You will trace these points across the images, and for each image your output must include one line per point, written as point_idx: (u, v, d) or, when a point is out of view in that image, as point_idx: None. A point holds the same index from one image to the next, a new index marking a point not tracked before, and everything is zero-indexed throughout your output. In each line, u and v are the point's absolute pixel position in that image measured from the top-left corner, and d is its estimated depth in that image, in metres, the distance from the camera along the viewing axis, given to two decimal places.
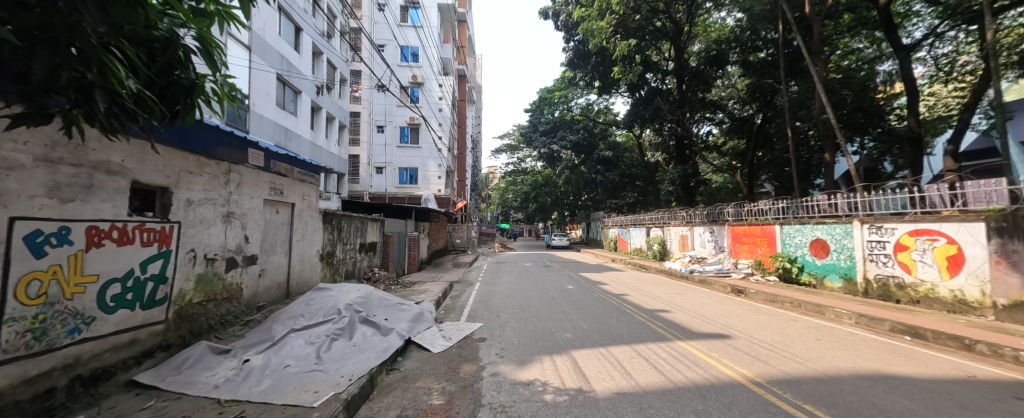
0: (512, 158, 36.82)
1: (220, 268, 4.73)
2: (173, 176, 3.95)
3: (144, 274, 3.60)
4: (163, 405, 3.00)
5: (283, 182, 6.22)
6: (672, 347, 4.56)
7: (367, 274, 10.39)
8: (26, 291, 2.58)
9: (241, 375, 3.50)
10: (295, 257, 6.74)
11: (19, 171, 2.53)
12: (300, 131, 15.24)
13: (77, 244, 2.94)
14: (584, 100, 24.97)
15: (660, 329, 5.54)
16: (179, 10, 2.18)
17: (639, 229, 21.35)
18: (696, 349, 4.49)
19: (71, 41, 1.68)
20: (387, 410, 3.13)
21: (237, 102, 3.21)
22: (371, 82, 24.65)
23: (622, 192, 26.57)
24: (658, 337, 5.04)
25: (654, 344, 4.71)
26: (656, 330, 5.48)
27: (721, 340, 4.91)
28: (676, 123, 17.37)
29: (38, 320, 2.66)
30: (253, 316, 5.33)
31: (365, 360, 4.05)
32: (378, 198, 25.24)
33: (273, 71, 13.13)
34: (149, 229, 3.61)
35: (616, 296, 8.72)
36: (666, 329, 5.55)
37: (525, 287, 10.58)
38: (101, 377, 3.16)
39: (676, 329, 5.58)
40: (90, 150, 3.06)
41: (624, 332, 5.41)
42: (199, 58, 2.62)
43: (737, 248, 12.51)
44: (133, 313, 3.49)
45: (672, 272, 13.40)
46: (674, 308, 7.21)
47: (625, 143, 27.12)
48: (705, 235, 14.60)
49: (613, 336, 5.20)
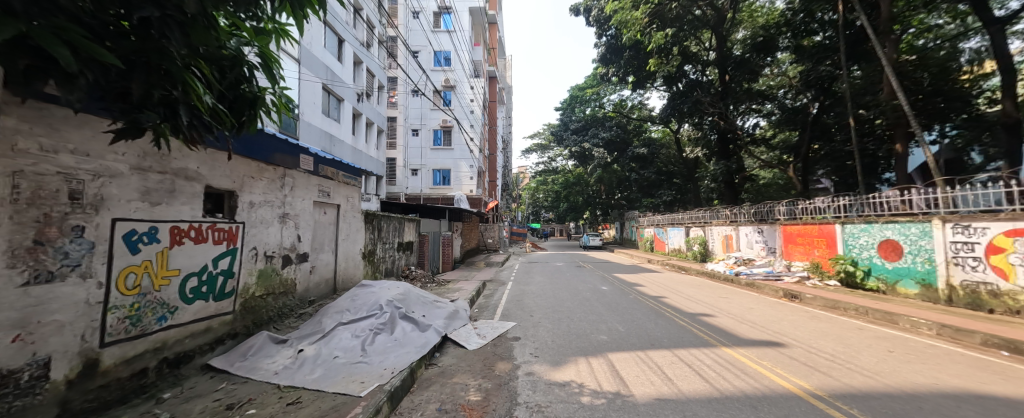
0: (543, 157, 36.50)
1: (277, 264, 5.15)
2: (238, 180, 4.35)
3: (216, 269, 4.00)
4: (233, 387, 3.35)
5: (330, 185, 6.64)
6: (718, 354, 4.34)
7: (404, 271, 10.84)
8: (125, 282, 2.97)
9: (297, 363, 3.80)
10: (340, 255, 7.16)
11: (119, 178, 2.91)
12: (343, 136, 16.14)
13: (163, 241, 3.33)
14: (617, 96, 24.32)
15: (705, 335, 5.27)
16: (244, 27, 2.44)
17: (677, 229, 20.38)
18: (746, 357, 4.24)
19: (160, 63, 1.93)
20: (427, 404, 3.27)
21: (293, 111, 3.51)
22: (407, 87, 25.60)
23: (659, 191, 25.57)
24: (701, 343, 4.82)
25: (698, 350, 4.51)
26: (700, 336, 5.22)
27: (773, 348, 4.59)
28: (718, 116, 16.48)
29: (134, 308, 3.05)
30: (305, 309, 5.74)
31: (405, 355, 4.23)
32: (414, 199, 26.13)
33: (319, 81, 14.01)
34: (219, 228, 4.01)
35: (653, 298, 8.44)
36: (711, 334, 5.29)
37: (557, 287, 10.53)
38: (181, 360, 3.55)
39: (723, 334, 5.29)
40: (173, 158, 3.45)
41: (663, 335, 5.25)
42: (259, 72, 2.88)
43: (790, 250, 11.65)
44: (207, 304, 3.88)
45: (715, 274, 12.72)
46: (719, 312, 6.87)
47: (661, 139, 26.04)
48: (752, 235, 13.73)
49: (651, 339, 5.05)
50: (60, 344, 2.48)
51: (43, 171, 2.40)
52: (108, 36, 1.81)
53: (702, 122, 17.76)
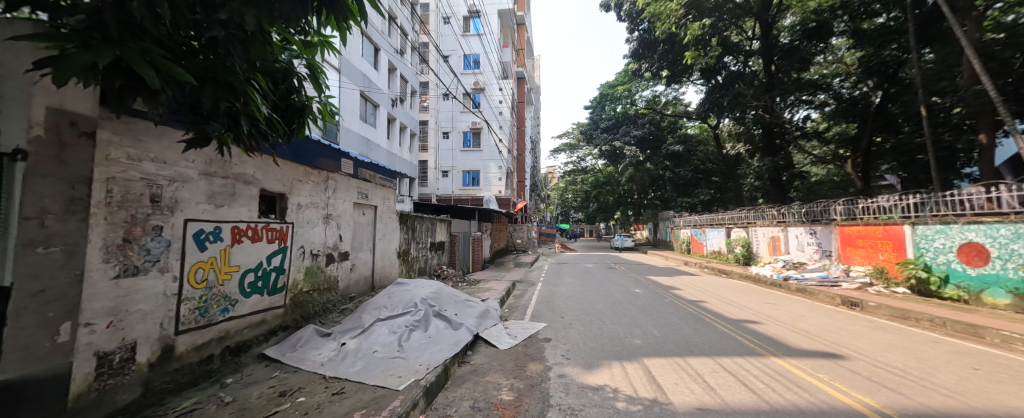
0: (572, 157, 35.94)
1: (321, 262, 5.46)
2: (288, 184, 4.67)
3: (269, 265, 4.31)
4: (285, 376, 3.62)
5: (368, 187, 6.96)
6: (766, 364, 4.10)
7: (436, 270, 11.13)
8: (195, 276, 3.29)
9: (340, 356, 4.04)
10: (378, 254, 7.48)
11: (189, 183, 3.22)
12: (379, 140, 16.82)
13: (225, 240, 3.64)
14: (650, 92, 23.58)
15: (751, 343, 4.99)
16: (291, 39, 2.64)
17: (717, 231, 19.36)
18: (798, 368, 3.98)
19: (226, 78, 2.14)
20: (460, 401, 3.36)
21: (336, 117, 3.73)
22: (438, 91, 26.21)
23: (696, 190, 24.51)
24: (746, 352, 4.57)
25: (743, 359, 4.29)
26: (745, 343, 4.96)
27: (829, 360, 4.27)
28: (763, 109, 15.49)
29: (202, 300, 3.37)
30: (346, 305, 6.05)
31: (439, 352, 4.35)
32: (445, 200, 26.74)
33: (357, 88, 14.72)
34: (271, 228, 4.31)
35: (691, 302, 8.11)
36: (758, 343, 5.01)
37: (588, 288, 10.37)
38: (241, 349, 3.88)
39: (771, 343, 4.99)
40: (234, 165, 3.76)
41: (703, 342, 5.04)
42: (307, 82, 3.11)
43: (849, 253, 10.76)
44: (262, 298, 4.19)
45: (760, 279, 11.98)
46: (766, 319, 6.49)
47: (698, 135, 24.93)
48: (803, 236, 12.82)
49: (690, 346, 4.87)
50: (143, 331, 2.81)
51: (130, 177, 2.71)
52: (184, 55, 2.03)
53: (745, 117, 16.78)
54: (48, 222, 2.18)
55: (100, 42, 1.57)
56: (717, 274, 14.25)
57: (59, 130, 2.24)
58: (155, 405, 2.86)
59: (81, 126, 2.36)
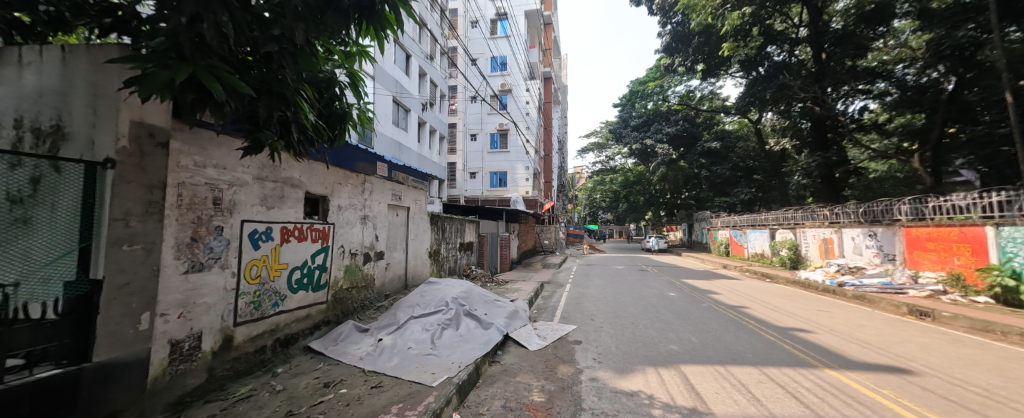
0: (600, 157, 35.19)
1: (359, 261, 5.72)
2: (329, 186, 4.93)
3: (313, 263, 4.57)
4: (329, 368, 3.84)
5: (401, 189, 7.20)
6: (819, 377, 3.84)
7: (465, 270, 11.32)
8: (249, 273, 3.56)
9: (377, 351, 4.22)
10: (410, 253, 7.72)
11: (245, 187, 3.49)
12: (409, 143, 17.33)
13: (276, 239, 3.90)
14: (683, 88, 22.78)
15: (801, 353, 4.69)
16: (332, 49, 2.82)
17: (760, 232, 18.30)
18: (859, 383, 3.70)
19: (279, 90, 2.32)
20: (492, 400, 3.42)
21: (373, 123, 3.91)
22: (467, 93, 26.63)
23: (734, 189, 23.30)
24: (797, 363, 4.30)
25: (793, 370, 4.05)
26: (794, 354, 4.66)
27: (896, 376, 3.91)
28: (813, 101, 14.45)
29: (256, 295, 3.64)
30: (382, 302, 6.30)
31: (470, 351, 4.44)
32: (473, 201, 27.13)
33: (389, 94, 15.25)
34: (315, 228, 4.57)
35: (731, 308, 7.72)
36: (809, 353, 4.69)
37: (618, 291, 10.15)
38: (290, 341, 4.15)
39: (825, 354, 4.66)
40: (282, 169, 4.03)
41: (746, 350, 4.80)
42: (348, 90, 3.29)
43: (919, 258, 9.84)
44: (307, 294, 4.46)
45: (810, 284, 11.18)
46: (817, 328, 6.06)
47: (737, 131, 23.72)
48: (862, 238, 11.85)
49: (732, 354, 4.65)
50: (208, 322, 3.09)
51: (196, 182, 2.98)
52: (242, 70, 2.23)
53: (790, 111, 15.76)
54: (131, 223, 2.45)
55: (176, 61, 1.76)
56: (760, 278, 13.46)
57: (140, 142, 2.51)
58: (216, 389, 3.14)
59: (157, 137, 2.62)
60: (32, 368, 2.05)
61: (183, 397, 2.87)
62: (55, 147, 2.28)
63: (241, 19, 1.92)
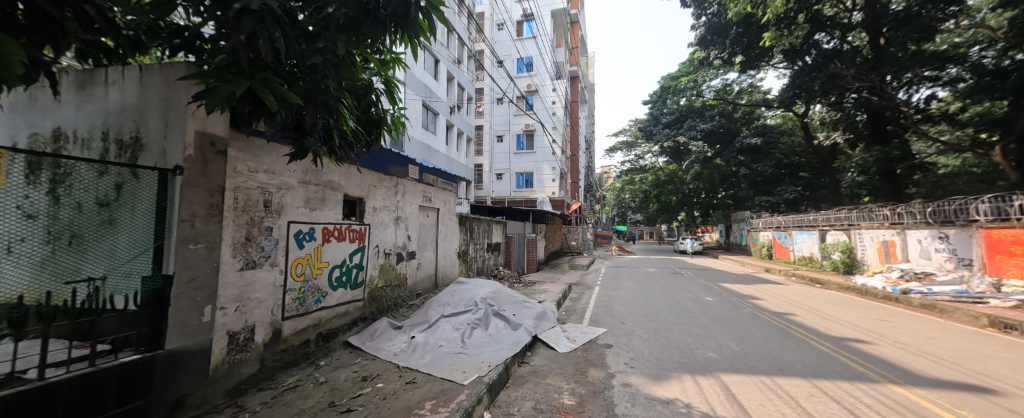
0: (629, 155, 34.27)
1: (393, 260, 5.92)
2: (365, 189, 5.15)
3: (351, 262, 4.79)
4: (366, 363, 4.02)
5: (431, 190, 7.39)
6: (880, 393, 3.56)
7: (493, 271, 11.43)
8: (295, 270, 3.79)
9: (411, 348, 4.37)
10: (440, 254, 7.90)
11: (291, 190, 3.73)
12: (438, 146, 17.69)
13: (318, 239, 4.13)
14: (719, 82, 21.81)
15: (858, 366, 4.36)
16: (369, 58, 2.97)
17: (807, 233, 17.12)
18: (928, 401, 3.39)
19: (324, 99, 2.47)
20: (522, 401, 3.44)
21: (407, 128, 4.07)
22: (494, 95, 26.84)
23: (778, 187, 21.91)
24: (853, 377, 4.00)
25: (850, 385, 3.77)
26: (849, 367, 4.33)
27: (974, 395, 3.54)
28: (871, 90, 13.49)
29: (301, 291, 3.87)
30: (414, 301, 6.50)
31: (500, 350, 4.49)
32: (500, 202, 27.32)
33: (419, 98, 15.66)
34: (352, 229, 4.78)
35: (776, 315, 7.28)
36: (868, 366, 4.35)
37: (649, 294, 9.86)
38: (331, 335, 4.38)
39: (886, 368, 4.31)
40: (324, 173, 4.26)
41: (794, 361, 4.53)
42: (384, 97, 3.45)
43: (1003, 264, 8.82)
44: (346, 291, 4.68)
45: (868, 291, 10.31)
46: (877, 339, 5.61)
47: (780, 125, 22.38)
48: (932, 242, 10.79)
49: (778, 363, 4.40)
50: (261, 316, 3.33)
51: (250, 187, 3.23)
52: (292, 81, 2.40)
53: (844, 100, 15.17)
54: (197, 224, 2.68)
55: (235, 76, 1.94)
56: (808, 284, 12.58)
57: (203, 150, 2.72)
58: (268, 379, 3.38)
59: (218, 145, 2.83)
60: (117, 352, 2.33)
61: (239, 384, 3.11)
62: (135, 155, 2.66)
63: (291, 33, 2.03)
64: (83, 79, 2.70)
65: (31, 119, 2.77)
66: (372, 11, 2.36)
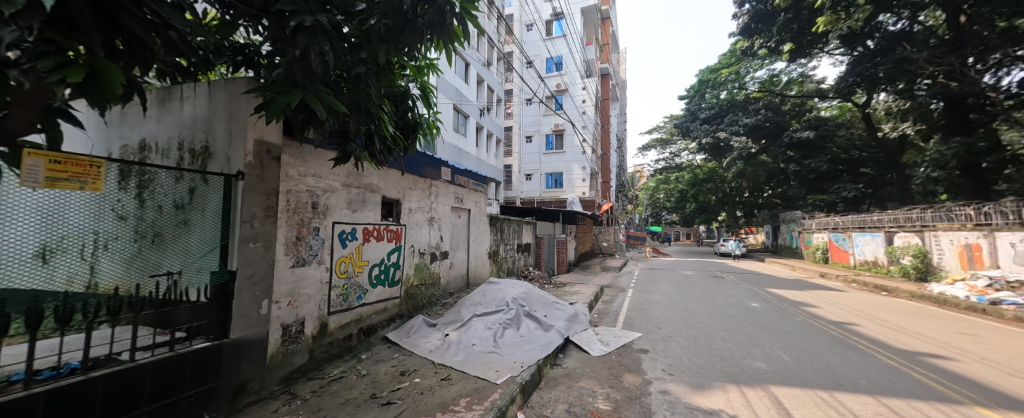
0: (663, 153, 33.03)
1: (427, 260, 6.12)
2: (401, 191, 5.36)
3: (389, 261, 5.00)
4: (404, 358, 4.19)
5: (463, 192, 7.54)
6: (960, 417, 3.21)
7: (523, 271, 11.47)
8: (340, 268, 4.02)
9: (445, 346, 4.51)
10: (472, 254, 8.06)
11: (336, 193, 3.96)
12: (468, 148, 18.00)
13: (359, 239, 4.34)
14: (765, 72, 20.54)
15: (937, 385, 3.95)
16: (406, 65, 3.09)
17: (873, 236, 15.44)
18: None
19: (366, 105, 2.62)
20: (555, 403, 3.45)
21: (440, 131, 4.19)
22: (523, 95, 26.98)
23: (834, 185, 20.27)
24: (927, 396, 3.65)
25: (925, 405, 3.43)
26: (925, 385, 3.93)
27: None
28: (949, 73, 12.28)
29: (344, 288, 4.09)
30: (447, 299, 6.67)
31: (532, 351, 4.51)
32: (530, 203, 27.33)
33: (450, 102, 16.02)
34: (390, 229, 4.99)
35: (835, 325, 6.73)
36: (946, 385, 3.94)
37: (688, 298, 9.49)
38: (371, 331, 4.60)
39: (968, 388, 3.89)
40: (364, 177, 4.48)
41: (856, 375, 4.19)
42: (419, 102, 3.58)
43: None
44: (384, 288, 4.89)
45: (947, 301, 9.25)
46: (955, 355, 5.05)
47: (836, 117, 20.77)
48: None
49: (837, 378, 4.10)
50: (310, 310, 3.58)
51: (300, 190, 3.47)
52: (339, 91, 2.57)
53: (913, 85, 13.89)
54: (256, 225, 2.93)
55: (290, 88, 2.11)
56: (874, 291, 11.52)
57: (260, 156, 2.96)
58: (316, 369, 3.62)
59: (273, 152, 3.07)
60: (191, 339, 2.60)
61: (292, 373, 3.36)
62: (204, 162, 2.96)
63: (338, 47, 2.19)
64: (163, 96, 3.09)
65: (123, 133, 3.25)
66: (410, 19, 2.46)
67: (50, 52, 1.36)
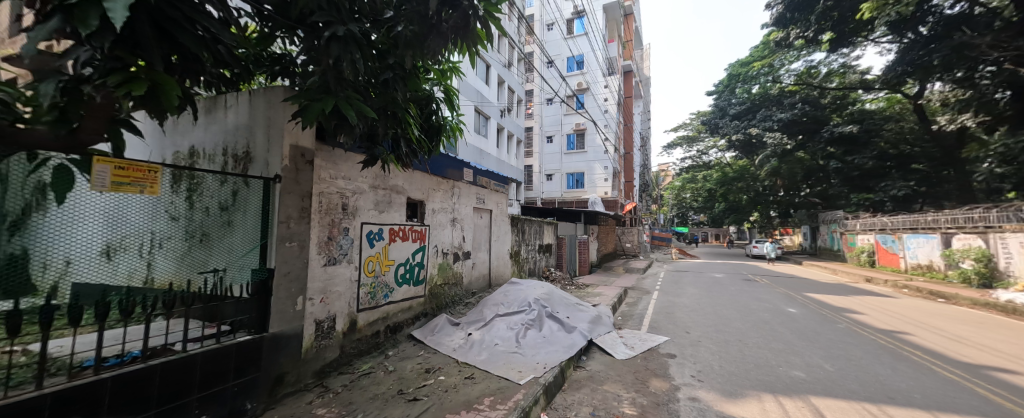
0: (690, 151, 32.08)
1: (450, 260, 6.22)
2: (425, 192, 5.48)
3: (414, 260, 5.12)
4: (428, 356, 4.28)
5: (484, 192, 7.61)
6: None
7: (545, 272, 11.44)
8: (368, 267, 4.16)
9: (468, 345, 4.58)
10: (494, 254, 8.13)
11: (364, 194, 4.10)
12: (489, 148, 18.13)
13: (385, 239, 4.47)
14: (801, 64, 19.58)
15: (1001, 401, 3.65)
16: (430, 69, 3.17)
17: (927, 237, 14.22)
18: None
19: (393, 109, 2.71)
20: (579, 406, 3.43)
21: (463, 133, 4.26)
22: (544, 95, 26.93)
23: (881, 183, 19.00)
24: (988, 413, 3.37)
25: None
26: (987, 402, 3.63)
27: None
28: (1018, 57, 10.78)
29: (372, 286, 4.23)
30: (469, 299, 6.76)
31: (555, 353, 4.51)
32: (551, 203, 27.20)
33: (471, 103, 16.19)
34: (414, 229, 5.11)
35: (882, 334, 6.31)
36: (1012, 402, 3.63)
37: (718, 302, 9.18)
38: (397, 328, 4.73)
39: None
40: (390, 179, 4.61)
41: (906, 388, 3.93)
42: (443, 105, 3.65)
43: None
44: (409, 287, 5.02)
45: (1013, 309, 8.47)
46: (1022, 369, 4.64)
47: (885, 110, 19.50)
48: None
49: (884, 391, 3.85)
50: (341, 307, 3.72)
51: (331, 192, 3.62)
52: (368, 95, 2.67)
53: (973, 72, 12.69)
54: (291, 225, 3.09)
55: (324, 95, 2.22)
56: (929, 298, 10.68)
57: (295, 160, 3.12)
58: (346, 364, 3.77)
59: (307, 156, 3.22)
60: (234, 332, 2.78)
61: (325, 367, 3.51)
62: (246, 166, 3.14)
63: (368, 53, 2.28)
64: (210, 105, 3.32)
65: (175, 140, 3.52)
66: (435, 24, 2.52)
67: (116, 68, 1.50)
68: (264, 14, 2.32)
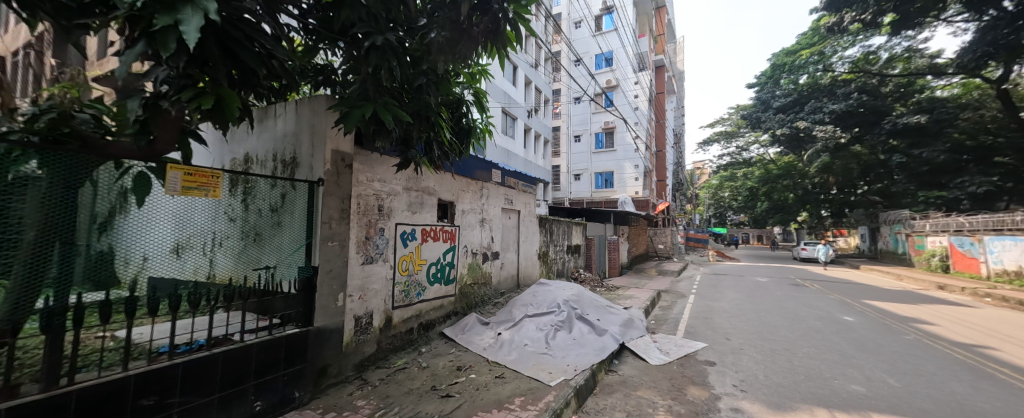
0: (728, 148, 30.67)
1: (479, 260, 6.32)
2: (455, 194, 5.60)
3: (445, 260, 5.25)
4: (459, 354, 4.38)
5: (513, 193, 7.66)
6: None
7: (574, 273, 11.34)
8: (402, 266, 4.32)
9: (497, 344, 4.64)
10: (522, 255, 8.18)
11: (398, 196, 4.26)
12: (516, 149, 18.23)
13: (418, 239, 4.62)
14: (858, 50, 18.49)
15: None
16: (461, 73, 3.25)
17: (1014, 240, 12.46)
18: None
19: (427, 114, 2.82)
20: (612, 411, 3.39)
21: (492, 135, 4.32)
22: (572, 94, 26.78)
23: (957, 180, 17.18)
24: None
25: None
26: None
27: None
28: None
29: (406, 285, 4.38)
30: (498, 299, 6.84)
31: (586, 355, 4.48)
32: (580, 203, 26.90)
33: (499, 105, 16.36)
34: (445, 230, 5.24)
35: (961, 349, 5.69)
36: None
37: (761, 307, 8.71)
38: (430, 326, 4.88)
39: None
40: (422, 181, 4.75)
41: (985, 409, 3.55)
42: (474, 108, 3.73)
43: None
44: (441, 286, 5.16)
45: None
46: None
47: (963, 97, 17.64)
48: None
49: (959, 411, 3.50)
50: (377, 304, 3.89)
51: (369, 194, 3.80)
52: (404, 101, 2.79)
53: None
54: (333, 225, 3.28)
55: (364, 102, 2.35)
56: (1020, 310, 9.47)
57: (336, 164, 3.31)
58: (383, 358, 3.94)
59: (347, 160, 3.41)
60: (284, 325, 3.01)
61: (364, 361, 3.69)
62: (293, 170, 3.37)
63: (404, 61, 2.38)
64: (262, 114, 3.60)
65: (231, 147, 3.84)
66: (466, 29, 2.57)
67: (187, 84, 1.70)
68: (309, 27, 2.49)
